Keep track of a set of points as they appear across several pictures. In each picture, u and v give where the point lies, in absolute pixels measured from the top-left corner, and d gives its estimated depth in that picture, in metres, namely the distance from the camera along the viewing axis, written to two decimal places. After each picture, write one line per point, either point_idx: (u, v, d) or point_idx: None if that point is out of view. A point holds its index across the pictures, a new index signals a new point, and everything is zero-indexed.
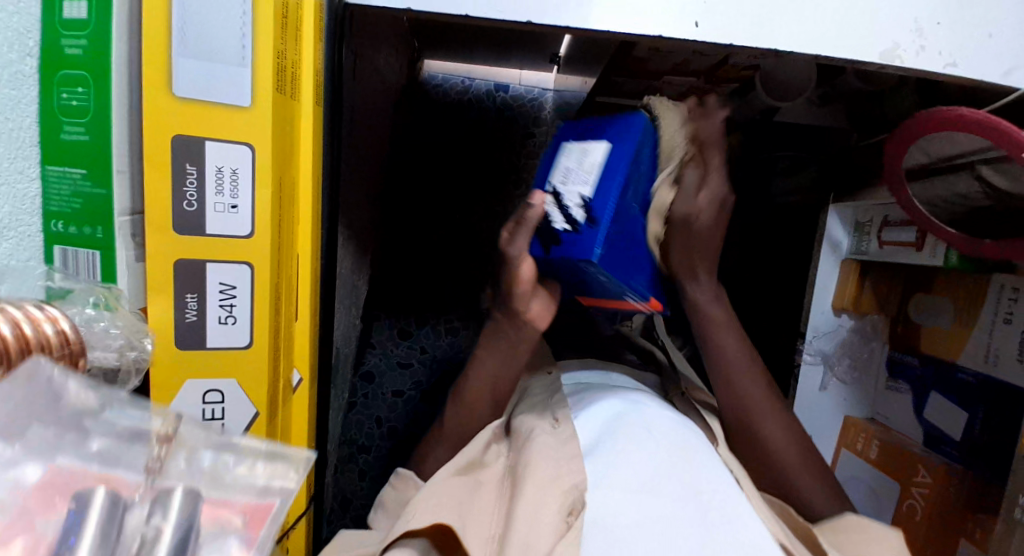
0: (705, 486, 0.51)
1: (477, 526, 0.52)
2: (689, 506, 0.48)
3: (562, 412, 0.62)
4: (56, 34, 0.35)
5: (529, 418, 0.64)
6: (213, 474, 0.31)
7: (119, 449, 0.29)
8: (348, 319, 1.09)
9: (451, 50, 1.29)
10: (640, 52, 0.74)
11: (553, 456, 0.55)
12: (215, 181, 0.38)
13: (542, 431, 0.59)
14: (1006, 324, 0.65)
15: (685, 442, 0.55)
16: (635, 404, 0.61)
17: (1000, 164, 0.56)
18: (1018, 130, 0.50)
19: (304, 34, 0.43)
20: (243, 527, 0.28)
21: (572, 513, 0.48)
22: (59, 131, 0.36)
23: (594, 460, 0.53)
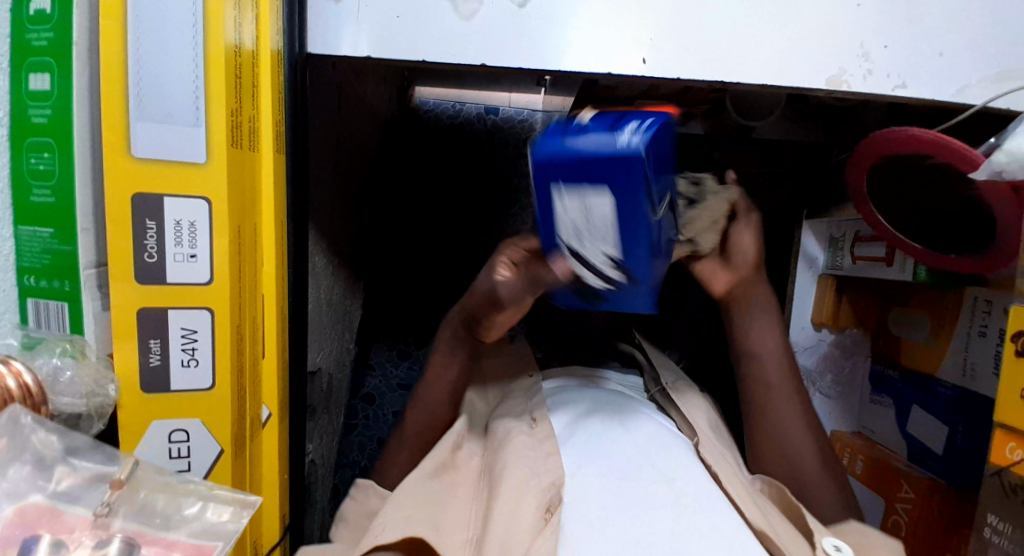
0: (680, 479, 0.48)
1: (455, 532, 0.53)
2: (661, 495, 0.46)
3: (539, 412, 0.62)
4: (23, 105, 0.38)
5: (507, 421, 0.63)
6: (157, 516, 0.36)
7: (80, 490, 0.35)
8: (341, 344, 1.12)
9: (440, 77, 1.32)
10: (607, 80, 0.76)
11: (530, 455, 0.55)
12: (174, 233, 0.40)
13: (519, 431, 0.59)
14: (981, 336, 0.65)
15: (664, 442, 0.54)
16: (614, 405, 0.61)
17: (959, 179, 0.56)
18: (968, 148, 0.51)
19: (262, 88, 0.46)
20: None
21: (549, 511, 0.48)
22: (28, 194, 0.39)
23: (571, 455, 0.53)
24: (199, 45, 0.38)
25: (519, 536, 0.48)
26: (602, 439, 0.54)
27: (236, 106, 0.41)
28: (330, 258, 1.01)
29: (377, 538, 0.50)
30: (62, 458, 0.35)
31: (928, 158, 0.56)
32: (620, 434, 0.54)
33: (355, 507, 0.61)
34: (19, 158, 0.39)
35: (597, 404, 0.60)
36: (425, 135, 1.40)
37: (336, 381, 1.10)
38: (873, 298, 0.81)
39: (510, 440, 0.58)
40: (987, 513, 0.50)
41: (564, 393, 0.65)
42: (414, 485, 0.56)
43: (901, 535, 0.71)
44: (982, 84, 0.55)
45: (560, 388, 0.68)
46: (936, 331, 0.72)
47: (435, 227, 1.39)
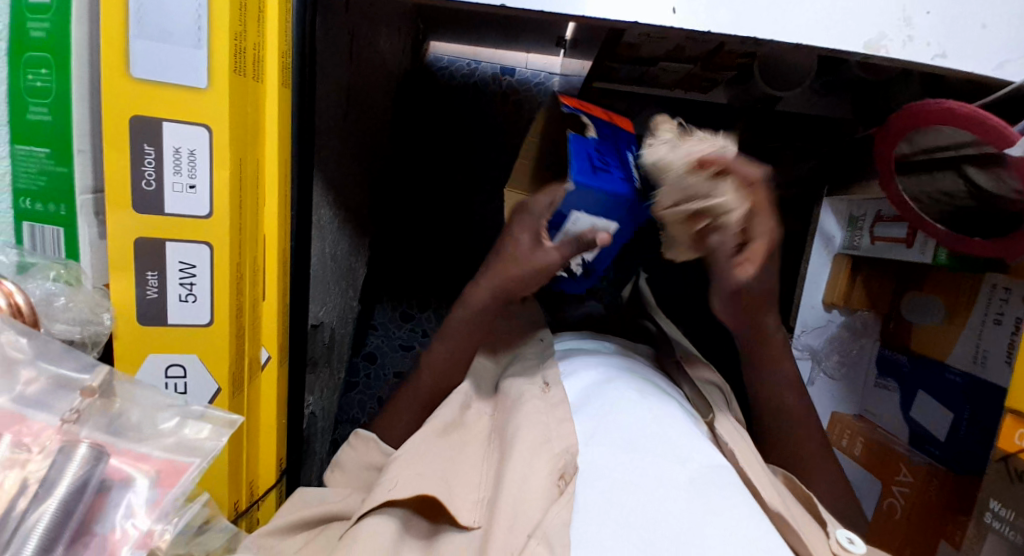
0: (692, 454, 0.48)
1: (466, 490, 0.51)
2: (677, 472, 0.46)
3: (553, 376, 0.60)
4: (21, 18, 0.36)
5: (519, 381, 0.61)
6: (127, 430, 0.34)
7: (47, 395, 0.33)
8: (344, 299, 1.11)
9: (456, 32, 1.29)
10: (631, 37, 0.73)
11: (544, 420, 0.53)
12: (173, 161, 0.39)
13: (531, 395, 0.57)
14: (996, 325, 0.63)
15: (679, 416, 0.53)
16: (621, 371, 0.59)
17: (999, 173, 0.53)
18: (1007, 126, 0.48)
19: (268, 15, 0.43)
20: (152, 487, 0.32)
21: (563, 478, 0.47)
22: (25, 112, 0.37)
23: (581, 424, 0.51)
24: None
25: (530, 504, 0.46)
26: (618, 405, 0.52)
27: (240, 29, 0.39)
28: (337, 211, 0.99)
29: (388, 494, 0.49)
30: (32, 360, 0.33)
31: (964, 134, 0.53)
32: (637, 402, 0.53)
33: (351, 458, 0.61)
34: (15, 73, 0.37)
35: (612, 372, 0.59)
36: (438, 92, 1.37)
37: (338, 336, 1.10)
38: (887, 280, 0.79)
39: (523, 404, 0.57)
40: (990, 499, 0.50)
41: (578, 357, 0.64)
42: (419, 445, 0.55)
43: (895, 518, 0.70)
44: None
45: (574, 351, 0.66)
46: (949, 317, 0.70)
47: (444, 188, 1.36)
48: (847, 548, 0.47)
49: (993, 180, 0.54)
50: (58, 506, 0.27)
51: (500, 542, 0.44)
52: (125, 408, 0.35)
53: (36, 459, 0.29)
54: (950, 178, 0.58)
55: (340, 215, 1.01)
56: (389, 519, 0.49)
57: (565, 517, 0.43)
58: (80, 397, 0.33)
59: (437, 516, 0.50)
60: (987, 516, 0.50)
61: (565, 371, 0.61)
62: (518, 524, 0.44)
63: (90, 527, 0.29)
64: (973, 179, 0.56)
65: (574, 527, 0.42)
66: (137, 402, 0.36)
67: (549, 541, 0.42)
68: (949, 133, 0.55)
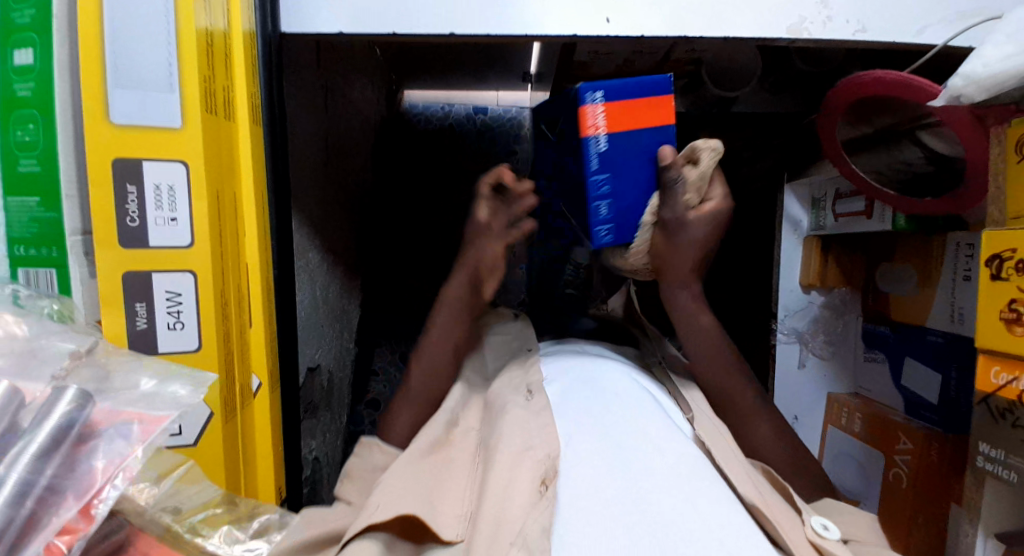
0: (671, 449, 0.49)
1: (448, 506, 0.52)
2: (656, 470, 0.47)
3: (535, 383, 0.62)
4: (8, 79, 0.39)
5: (504, 394, 0.62)
6: (104, 385, 0.34)
7: (33, 364, 0.33)
8: (340, 342, 1.13)
9: (426, 79, 1.36)
10: (582, 56, 0.78)
11: (525, 426, 0.55)
12: (154, 197, 0.41)
13: (514, 404, 0.59)
14: (966, 281, 0.66)
15: (655, 413, 0.55)
16: (601, 371, 0.62)
17: (940, 130, 0.57)
18: (932, 85, 0.52)
19: (234, 63, 0.48)
20: (135, 430, 0.30)
21: (545, 484, 0.48)
22: (16, 165, 0.40)
23: (562, 426, 0.54)
24: (170, 10, 0.41)
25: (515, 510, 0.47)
26: (593, 410, 0.54)
27: (208, 73, 0.43)
28: (325, 254, 1.02)
29: (371, 517, 0.49)
30: (33, 338, 0.34)
31: (908, 104, 0.56)
32: (610, 404, 0.55)
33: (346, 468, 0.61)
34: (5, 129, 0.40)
35: (587, 373, 0.61)
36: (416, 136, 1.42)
37: (336, 378, 1.11)
38: (857, 254, 0.81)
39: (505, 412, 0.58)
40: (981, 442, 0.50)
41: (553, 363, 0.66)
42: (402, 467, 0.55)
43: (903, 488, 0.70)
44: (941, 25, 0.56)
45: (554, 357, 0.69)
46: (922, 280, 0.72)
47: (429, 226, 1.40)
48: (822, 534, 0.48)
49: (949, 145, 0.57)
50: (44, 440, 0.26)
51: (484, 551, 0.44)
52: (111, 371, 0.35)
53: (34, 401, 0.29)
54: (907, 147, 0.61)
55: (329, 257, 1.04)
56: (374, 543, 0.48)
57: (545, 521, 0.44)
58: (70, 360, 0.34)
59: (421, 537, 0.52)
60: (981, 459, 0.50)
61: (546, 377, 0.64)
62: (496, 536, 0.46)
63: (76, 465, 0.27)
64: (932, 146, 0.59)
65: (553, 534, 0.43)
66: (123, 368, 0.36)
67: (528, 546, 0.43)
68: (899, 105, 0.58)
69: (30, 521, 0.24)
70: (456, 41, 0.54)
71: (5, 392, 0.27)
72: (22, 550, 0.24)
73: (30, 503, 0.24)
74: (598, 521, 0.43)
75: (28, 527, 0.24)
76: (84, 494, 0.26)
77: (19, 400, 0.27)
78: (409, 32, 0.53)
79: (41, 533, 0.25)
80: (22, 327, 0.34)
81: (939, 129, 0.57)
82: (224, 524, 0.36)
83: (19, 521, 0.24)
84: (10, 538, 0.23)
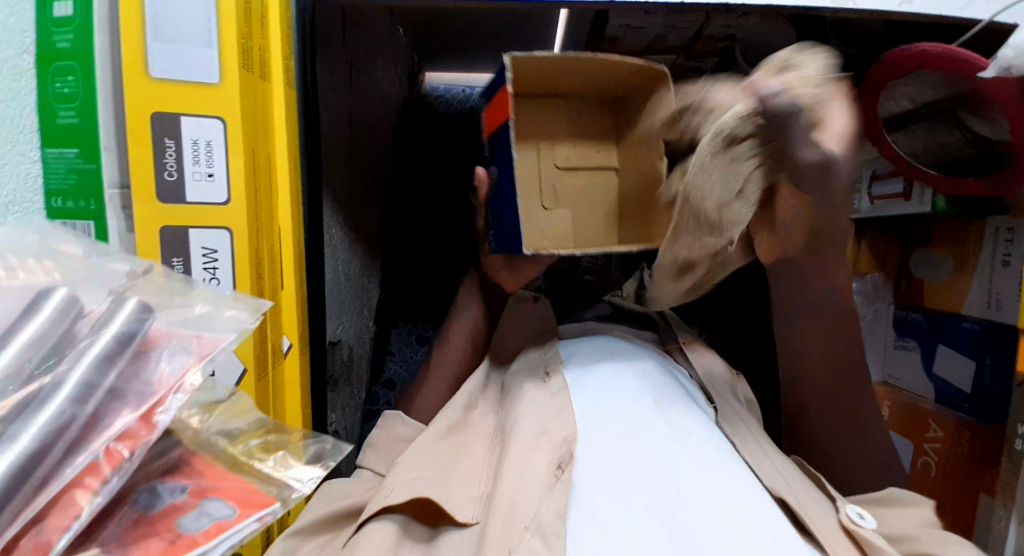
0: (694, 443, 0.48)
1: (466, 483, 0.51)
2: (679, 461, 0.46)
3: (553, 366, 0.61)
4: (47, 30, 0.39)
5: (521, 377, 0.62)
6: (161, 300, 0.32)
7: (90, 277, 0.32)
8: (360, 320, 1.13)
9: (449, 60, 1.35)
10: (613, 31, 0.77)
11: (544, 409, 0.54)
12: (192, 153, 0.42)
13: (532, 386, 0.58)
14: (1005, 266, 0.63)
15: (679, 405, 0.53)
16: (621, 357, 0.60)
17: (992, 115, 0.55)
18: (978, 58, 0.50)
19: (271, 22, 0.48)
20: (191, 350, 0.29)
21: (561, 467, 0.47)
22: (54, 118, 0.40)
23: (581, 410, 0.53)
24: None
25: (534, 479, 0.47)
26: (613, 398, 0.54)
27: (246, 31, 0.43)
28: (348, 232, 1.02)
29: (387, 499, 0.48)
30: (90, 257, 0.34)
31: (952, 76, 0.54)
32: (630, 393, 0.54)
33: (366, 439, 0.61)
34: (42, 79, 0.39)
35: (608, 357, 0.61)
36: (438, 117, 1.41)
37: (356, 355, 1.12)
38: (890, 239, 0.79)
39: (524, 393, 0.58)
40: (1018, 425, 0.49)
41: (575, 346, 0.66)
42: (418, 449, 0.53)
43: (931, 476, 0.70)
44: None
45: (579, 340, 0.68)
46: (958, 266, 0.70)
47: (449, 208, 1.39)
48: (858, 522, 0.46)
49: (989, 125, 0.55)
50: (101, 352, 0.25)
51: (498, 537, 0.43)
52: (169, 291, 0.34)
53: (94, 312, 0.28)
54: (948, 130, 0.60)
55: (352, 235, 1.04)
56: (391, 524, 0.47)
57: (559, 508, 0.43)
58: (127, 278, 0.33)
59: (434, 520, 0.50)
60: (1019, 442, 0.49)
61: (568, 358, 0.63)
62: (510, 518, 0.44)
63: (134, 379, 0.26)
64: (972, 127, 0.57)
65: (567, 519, 0.42)
66: (178, 288, 0.35)
67: (541, 531, 0.42)
68: (938, 79, 0.56)
69: (86, 425, 0.24)
70: (490, 8, 0.54)
71: (63, 302, 0.27)
72: (78, 453, 0.23)
73: (91, 405, 0.24)
74: (616, 509, 0.42)
75: (87, 430, 0.24)
76: (144, 402, 0.26)
77: (79, 314, 0.28)
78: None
79: (99, 436, 0.24)
80: (79, 248, 0.34)
81: (983, 110, 0.55)
82: (279, 450, 0.35)
83: (78, 423, 0.23)
84: (67, 438, 0.23)
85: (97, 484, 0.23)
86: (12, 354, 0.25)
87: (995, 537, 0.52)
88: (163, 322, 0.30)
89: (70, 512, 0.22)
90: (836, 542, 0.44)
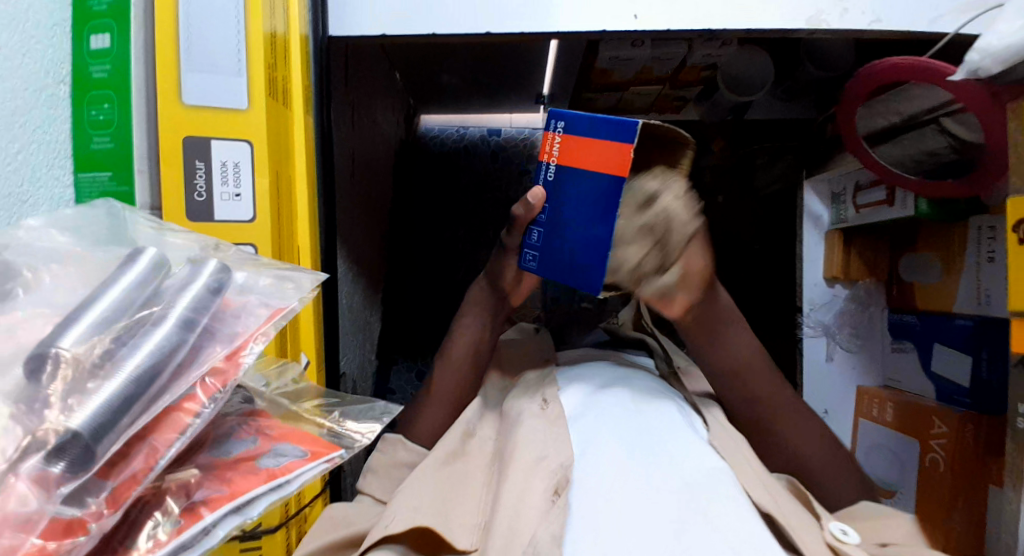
0: (693, 468, 0.45)
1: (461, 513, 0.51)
2: (675, 485, 0.43)
3: (551, 392, 0.60)
4: (85, 63, 0.42)
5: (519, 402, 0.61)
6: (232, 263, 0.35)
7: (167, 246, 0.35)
8: (363, 353, 1.13)
9: (443, 101, 1.40)
10: (603, 63, 0.81)
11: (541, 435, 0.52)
12: (220, 174, 0.44)
13: (529, 414, 0.56)
14: (991, 262, 0.66)
15: (676, 427, 0.51)
16: (619, 382, 0.58)
17: (965, 120, 0.59)
18: (948, 65, 0.54)
19: (292, 57, 0.51)
20: (263, 310, 0.32)
21: (557, 493, 0.45)
22: (89, 142, 0.43)
23: (578, 435, 0.51)
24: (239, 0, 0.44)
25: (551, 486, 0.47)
26: (609, 418, 0.51)
27: (271, 61, 0.47)
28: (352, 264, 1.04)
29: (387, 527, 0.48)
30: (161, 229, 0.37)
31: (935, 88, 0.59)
32: (627, 414, 0.52)
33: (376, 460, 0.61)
34: (79, 108, 0.43)
35: (603, 382, 0.59)
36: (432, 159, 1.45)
37: (359, 389, 1.12)
38: (878, 247, 0.83)
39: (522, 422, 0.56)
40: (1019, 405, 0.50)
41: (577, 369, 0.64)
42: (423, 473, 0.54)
43: (940, 471, 0.69)
44: (955, 13, 0.59)
45: (574, 365, 0.68)
46: (947, 268, 0.73)
47: (446, 243, 1.42)
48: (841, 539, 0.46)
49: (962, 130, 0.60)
50: (192, 301, 0.29)
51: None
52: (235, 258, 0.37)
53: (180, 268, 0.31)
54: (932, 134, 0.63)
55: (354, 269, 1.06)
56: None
57: (556, 530, 0.41)
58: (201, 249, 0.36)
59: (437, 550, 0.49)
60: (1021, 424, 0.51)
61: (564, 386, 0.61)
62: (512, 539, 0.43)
63: (219, 329, 0.31)
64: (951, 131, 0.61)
65: (564, 544, 0.40)
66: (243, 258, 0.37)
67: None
68: (919, 91, 0.62)
69: (185, 358, 0.28)
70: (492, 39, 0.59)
71: (157, 261, 0.31)
72: (177, 384, 0.28)
73: (188, 341, 0.28)
74: (612, 531, 0.39)
75: (184, 363, 0.28)
76: (230, 345, 0.30)
77: (166, 270, 0.31)
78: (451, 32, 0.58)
79: (195, 369, 0.28)
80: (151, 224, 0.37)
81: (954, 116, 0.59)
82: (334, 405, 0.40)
83: (178, 355, 0.28)
84: (171, 367, 0.27)
85: (194, 409, 0.28)
86: (118, 300, 0.28)
87: (1009, 521, 0.53)
88: (239, 284, 0.33)
89: (176, 429, 0.27)
90: (816, 549, 0.44)
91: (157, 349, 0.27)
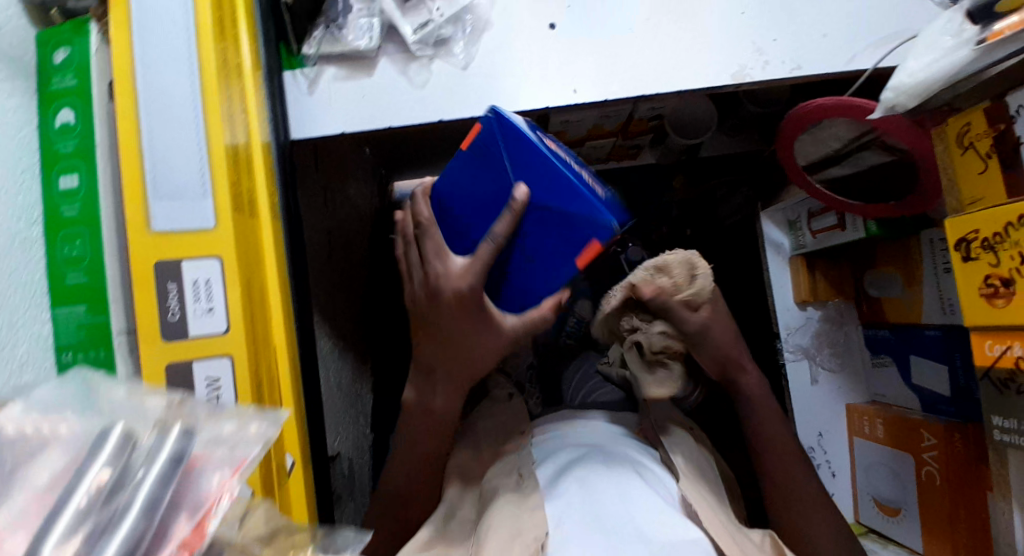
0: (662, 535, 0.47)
1: None
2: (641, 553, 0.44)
3: (527, 468, 0.62)
4: (56, 203, 0.44)
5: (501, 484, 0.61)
6: (195, 418, 0.33)
7: (128, 403, 0.33)
8: (356, 429, 1.12)
9: (413, 169, 1.45)
10: (555, 125, 0.85)
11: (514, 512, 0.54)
12: (192, 293, 0.45)
13: (509, 493, 0.57)
14: (948, 273, 0.69)
15: (646, 492, 0.53)
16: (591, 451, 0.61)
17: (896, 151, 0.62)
18: (867, 101, 0.58)
19: (256, 167, 0.54)
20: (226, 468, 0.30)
21: None
22: (63, 278, 0.44)
23: (552, 507, 0.52)
24: (199, 128, 0.47)
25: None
26: (582, 489, 0.53)
27: (235, 178, 0.49)
28: (337, 342, 1.05)
29: None
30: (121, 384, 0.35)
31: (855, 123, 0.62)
32: (602, 483, 0.53)
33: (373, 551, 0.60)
34: (52, 247, 0.44)
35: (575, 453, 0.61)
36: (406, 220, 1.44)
37: (356, 467, 1.10)
38: (841, 267, 0.86)
39: (501, 501, 0.57)
40: (992, 416, 0.52)
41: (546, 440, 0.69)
42: None
43: (937, 486, 0.70)
44: (870, 47, 0.63)
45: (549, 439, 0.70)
46: (910, 282, 0.75)
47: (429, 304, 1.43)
48: None
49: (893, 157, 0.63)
50: (153, 480, 0.28)
51: None
52: (199, 410, 0.35)
53: (143, 439, 0.30)
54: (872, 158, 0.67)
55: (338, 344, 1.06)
56: None
57: None
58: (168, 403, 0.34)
59: None
60: (998, 435, 0.52)
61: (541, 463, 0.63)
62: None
63: (184, 498, 0.29)
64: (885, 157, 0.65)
65: None
66: (211, 407, 0.35)
67: None
68: (844, 126, 0.64)
69: (151, 542, 0.27)
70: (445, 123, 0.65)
71: (118, 439, 0.29)
72: None
73: (152, 525, 0.27)
74: None
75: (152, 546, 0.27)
76: (196, 512, 0.28)
77: (132, 444, 0.30)
78: (409, 122, 0.64)
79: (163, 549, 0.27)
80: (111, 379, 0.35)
81: (886, 145, 0.63)
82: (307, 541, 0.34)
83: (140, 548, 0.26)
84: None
85: None
86: (78, 495, 0.27)
87: (1005, 528, 0.54)
88: (204, 442, 0.32)
89: None
90: None
91: (124, 547, 0.26)
